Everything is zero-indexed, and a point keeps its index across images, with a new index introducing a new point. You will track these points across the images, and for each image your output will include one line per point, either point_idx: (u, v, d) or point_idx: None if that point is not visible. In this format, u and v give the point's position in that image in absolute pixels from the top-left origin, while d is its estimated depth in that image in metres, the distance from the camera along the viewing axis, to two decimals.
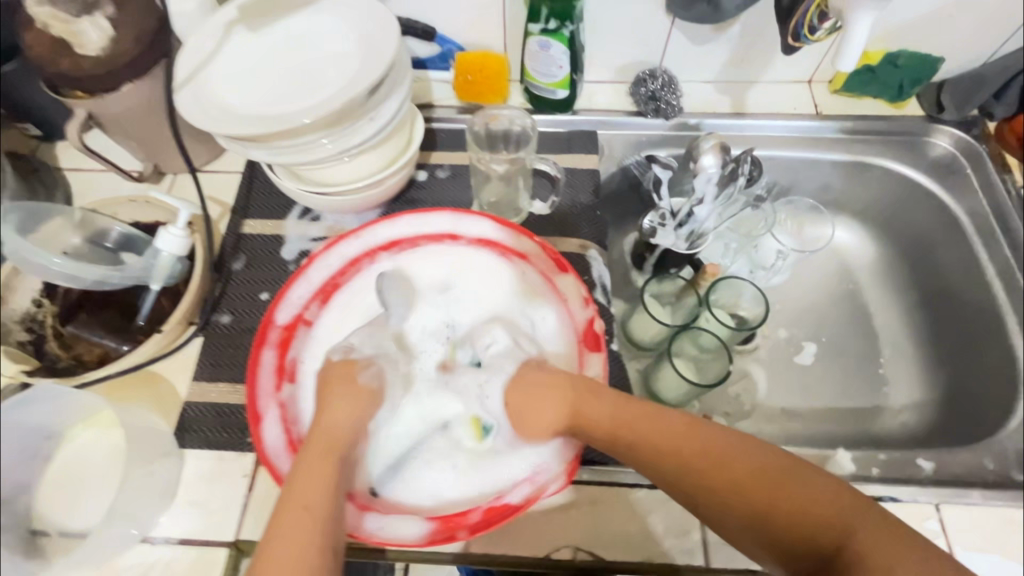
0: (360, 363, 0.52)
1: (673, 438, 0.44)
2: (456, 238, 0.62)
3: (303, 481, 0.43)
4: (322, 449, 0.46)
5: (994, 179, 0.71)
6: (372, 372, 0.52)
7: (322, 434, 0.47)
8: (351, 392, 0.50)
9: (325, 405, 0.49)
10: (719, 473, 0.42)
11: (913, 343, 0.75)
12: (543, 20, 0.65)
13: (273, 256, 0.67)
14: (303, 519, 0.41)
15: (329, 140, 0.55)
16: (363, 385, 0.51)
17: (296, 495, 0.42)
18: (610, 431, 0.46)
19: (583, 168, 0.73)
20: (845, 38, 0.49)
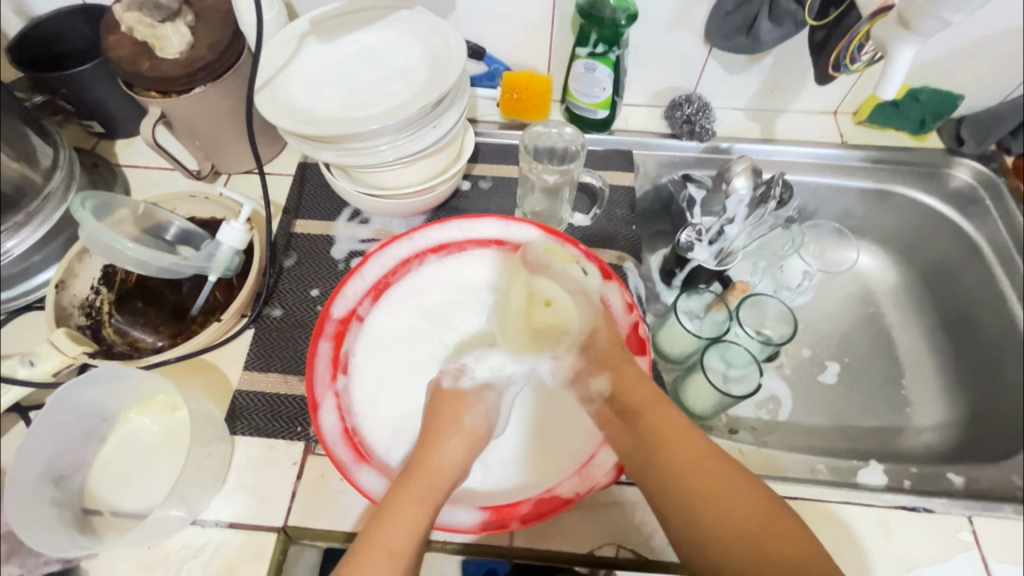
0: (470, 402, 0.55)
1: (687, 441, 0.49)
2: (502, 244, 0.65)
3: (395, 512, 0.46)
4: (424, 489, 0.48)
5: (1013, 211, 0.74)
6: (478, 414, 0.55)
7: (428, 472, 0.49)
8: (461, 435, 0.53)
9: (435, 446, 0.51)
10: (702, 487, 0.46)
11: (935, 365, 0.77)
12: (591, 45, 0.70)
13: (323, 254, 0.70)
14: (394, 546, 0.44)
15: (389, 146, 0.58)
16: (469, 430, 0.53)
17: (391, 521, 0.45)
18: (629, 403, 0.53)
19: (621, 185, 0.76)
20: (888, 67, 0.53)
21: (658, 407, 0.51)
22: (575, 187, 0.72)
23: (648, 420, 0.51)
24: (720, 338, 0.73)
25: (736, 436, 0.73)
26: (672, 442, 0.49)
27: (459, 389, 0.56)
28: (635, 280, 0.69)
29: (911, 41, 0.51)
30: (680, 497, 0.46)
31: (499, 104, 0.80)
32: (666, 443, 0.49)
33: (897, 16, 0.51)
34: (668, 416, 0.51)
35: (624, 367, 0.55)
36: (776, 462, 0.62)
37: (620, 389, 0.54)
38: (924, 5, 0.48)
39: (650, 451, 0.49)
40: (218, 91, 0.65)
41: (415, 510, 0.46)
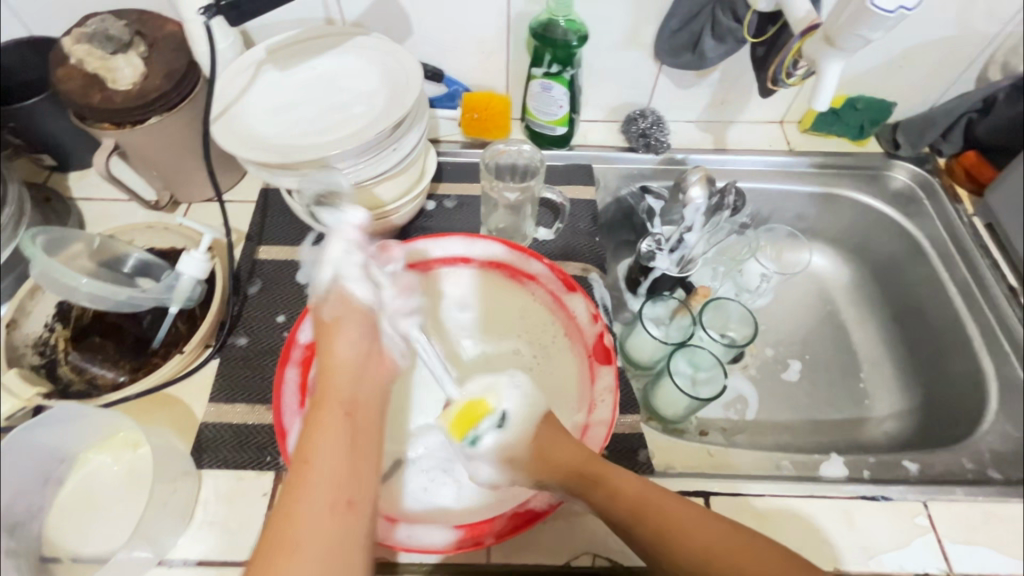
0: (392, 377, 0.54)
1: (690, 527, 0.46)
2: (468, 261, 0.66)
3: (318, 435, 0.44)
4: (337, 393, 0.48)
5: (949, 209, 0.79)
6: (334, 308, 0.53)
7: (333, 374, 0.50)
8: (345, 328, 0.52)
9: (324, 348, 0.51)
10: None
11: (889, 356, 0.80)
12: (546, 65, 0.73)
13: (289, 279, 0.69)
14: (327, 465, 0.43)
15: (353, 169, 0.58)
16: (332, 319, 0.53)
17: (315, 451, 0.43)
18: (617, 507, 0.48)
19: (583, 198, 0.78)
20: (820, 81, 0.56)
21: (662, 504, 0.47)
22: (537, 204, 0.74)
23: (662, 527, 0.46)
24: (687, 342, 0.75)
25: (706, 438, 0.75)
26: (693, 539, 0.45)
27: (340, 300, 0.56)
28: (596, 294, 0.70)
29: (838, 57, 0.54)
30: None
31: (460, 124, 0.81)
32: (680, 544, 0.45)
33: (824, 35, 0.55)
34: (680, 509, 0.47)
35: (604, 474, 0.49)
36: (744, 460, 0.64)
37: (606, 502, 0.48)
38: (846, 24, 0.52)
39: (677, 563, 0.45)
40: (173, 120, 0.64)
41: (333, 439, 0.44)
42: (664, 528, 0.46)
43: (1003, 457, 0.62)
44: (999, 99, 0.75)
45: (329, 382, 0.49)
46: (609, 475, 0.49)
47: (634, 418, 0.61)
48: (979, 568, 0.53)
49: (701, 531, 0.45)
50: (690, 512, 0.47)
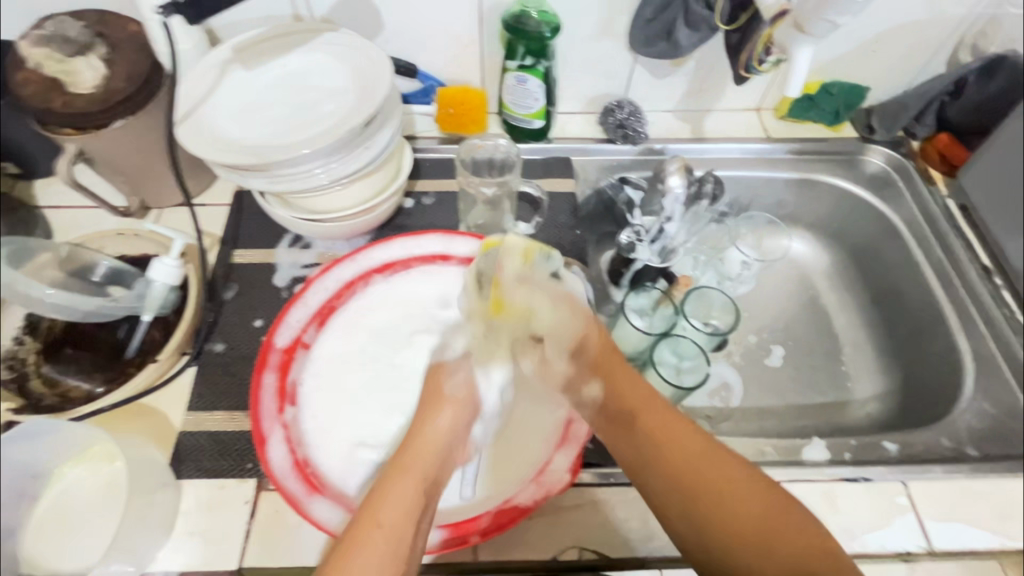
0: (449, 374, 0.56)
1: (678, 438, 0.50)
2: (447, 259, 0.67)
3: (388, 499, 0.46)
4: (418, 467, 0.49)
5: (923, 191, 0.79)
6: (458, 383, 0.55)
7: (420, 444, 0.51)
8: (448, 405, 0.53)
9: (427, 418, 0.53)
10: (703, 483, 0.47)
11: (869, 338, 0.81)
12: (520, 58, 0.72)
13: (265, 283, 0.68)
14: (393, 541, 0.43)
15: (326, 168, 0.58)
16: (451, 396, 0.54)
17: (382, 516, 0.45)
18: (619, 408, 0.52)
19: (563, 192, 0.79)
20: (791, 67, 0.57)
21: (652, 405, 0.52)
22: (515, 199, 0.74)
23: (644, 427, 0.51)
24: (670, 331, 0.76)
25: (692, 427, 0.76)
26: (668, 444, 0.49)
27: (444, 362, 0.58)
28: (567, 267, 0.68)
29: (807, 43, 0.55)
30: (679, 497, 0.47)
31: (436, 120, 0.80)
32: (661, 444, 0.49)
33: (792, 21, 0.55)
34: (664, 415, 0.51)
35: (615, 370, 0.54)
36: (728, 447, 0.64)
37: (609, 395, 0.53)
38: (814, 10, 0.52)
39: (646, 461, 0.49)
40: (139, 123, 0.62)
41: (403, 504, 0.46)
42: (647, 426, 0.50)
43: (979, 434, 0.62)
44: (970, 81, 0.76)
45: (416, 449, 0.50)
46: (620, 373, 0.54)
47: None
48: (958, 545, 0.53)
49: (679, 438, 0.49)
50: (673, 420, 0.51)
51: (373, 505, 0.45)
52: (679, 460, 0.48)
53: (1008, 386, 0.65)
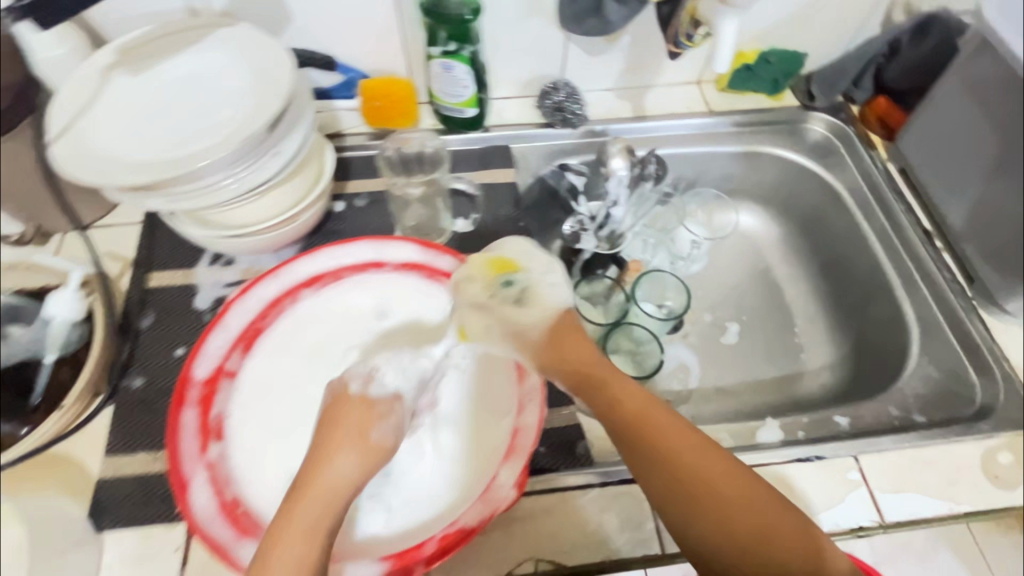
0: (381, 412, 0.50)
1: (699, 458, 0.45)
2: (380, 266, 0.62)
3: (273, 563, 0.41)
4: (305, 529, 0.42)
5: (863, 156, 0.79)
6: (387, 427, 0.50)
7: (313, 495, 0.44)
8: (360, 449, 0.47)
9: (325, 458, 0.46)
10: (706, 486, 0.44)
11: (821, 308, 0.80)
12: (442, 43, 0.66)
13: (184, 307, 0.63)
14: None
15: (228, 182, 0.53)
16: (376, 444, 0.48)
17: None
18: (629, 426, 0.47)
19: (502, 182, 0.75)
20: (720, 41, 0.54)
21: (659, 411, 0.48)
22: (450, 196, 0.73)
23: (649, 433, 0.47)
24: (621, 320, 0.75)
25: None
26: (688, 465, 0.45)
27: (367, 395, 0.51)
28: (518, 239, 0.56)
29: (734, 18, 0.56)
30: (704, 522, 0.44)
31: (362, 114, 0.75)
32: (680, 463, 0.45)
33: None
34: (671, 419, 0.47)
35: (617, 384, 0.50)
36: None
37: (605, 402, 0.49)
38: None
39: (646, 466, 0.46)
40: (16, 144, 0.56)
41: (291, 569, 0.40)
42: (651, 432, 0.47)
43: (927, 400, 0.62)
44: (903, 42, 0.75)
45: (309, 494, 0.44)
46: (615, 389, 0.49)
47: (569, 408, 0.59)
48: (909, 516, 0.54)
49: (683, 441, 0.46)
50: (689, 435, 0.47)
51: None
52: (707, 484, 0.45)
53: (952, 350, 0.64)
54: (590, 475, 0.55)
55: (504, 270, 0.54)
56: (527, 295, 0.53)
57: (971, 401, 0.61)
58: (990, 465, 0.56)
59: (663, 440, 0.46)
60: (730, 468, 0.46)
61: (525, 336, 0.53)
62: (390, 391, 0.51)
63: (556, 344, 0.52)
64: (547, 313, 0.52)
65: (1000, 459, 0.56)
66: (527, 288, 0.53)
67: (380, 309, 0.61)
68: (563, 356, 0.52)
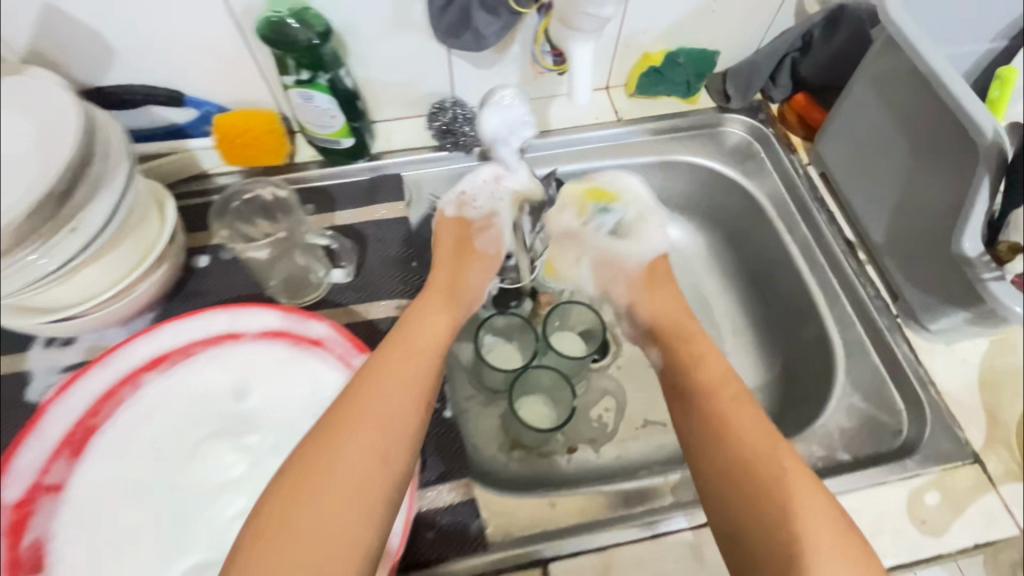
0: (477, 230, 0.68)
1: (757, 434, 0.49)
2: (237, 337, 0.54)
3: (392, 361, 0.51)
4: (431, 324, 0.56)
5: (784, 161, 0.73)
6: (486, 239, 0.68)
7: (435, 292, 0.60)
8: (470, 260, 0.66)
9: (442, 271, 0.63)
10: (749, 465, 0.47)
11: (751, 324, 0.74)
12: (294, 72, 0.58)
13: (13, 400, 0.54)
14: (376, 422, 0.47)
15: (36, 259, 0.45)
16: (480, 250, 0.67)
17: (371, 411, 0.48)
18: (700, 382, 0.55)
19: (391, 219, 0.67)
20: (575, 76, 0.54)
21: (730, 387, 0.53)
22: (306, 250, 0.63)
23: (714, 402, 0.52)
24: (531, 364, 0.69)
25: (576, 456, 0.69)
26: (737, 429, 0.50)
27: (465, 215, 0.68)
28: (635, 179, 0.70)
29: (587, 41, 0.52)
30: (738, 484, 0.47)
31: (221, 152, 0.66)
32: (724, 427, 0.50)
33: (559, 18, 0.52)
34: (740, 398, 0.52)
35: (702, 350, 0.58)
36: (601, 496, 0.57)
37: (682, 358, 0.58)
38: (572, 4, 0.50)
39: (703, 427, 0.51)
40: None
41: (409, 359, 0.52)
42: (717, 401, 0.52)
43: (853, 434, 0.57)
44: (815, 36, 0.69)
45: (435, 287, 0.61)
46: (703, 349, 0.58)
47: (463, 481, 0.54)
48: None
49: (741, 416, 0.51)
50: (750, 414, 0.51)
51: (371, 387, 0.49)
52: (746, 456, 0.48)
53: (879, 375, 0.60)
54: (488, 559, 0.50)
55: (600, 198, 0.69)
56: (621, 226, 0.70)
57: (898, 432, 0.56)
58: (917, 508, 0.51)
59: (718, 412, 0.52)
60: (785, 458, 0.48)
61: (618, 265, 0.70)
62: (485, 210, 0.68)
63: (651, 277, 0.68)
64: (647, 253, 0.69)
65: (928, 500, 0.52)
66: (620, 221, 0.70)
67: (239, 388, 0.53)
68: (661, 298, 0.65)
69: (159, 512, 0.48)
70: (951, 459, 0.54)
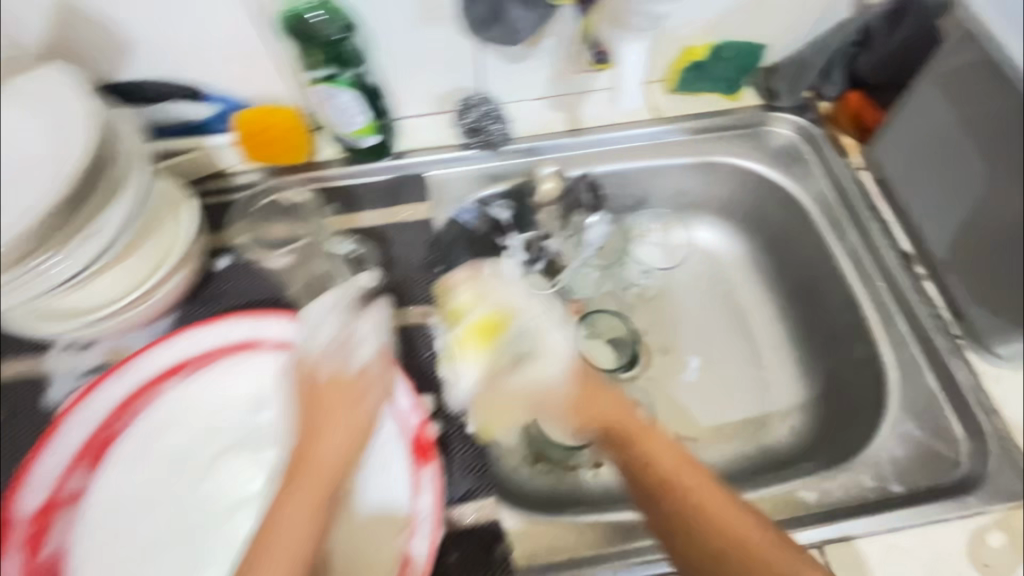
0: (352, 349, 0.49)
1: (734, 521, 0.43)
2: (257, 346, 0.52)
3: (310, 454, 0.45)
4: (356, 411, 0.47)
5: (836, 164, 0.68)
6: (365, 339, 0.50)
7: (348, 390, 0.47)
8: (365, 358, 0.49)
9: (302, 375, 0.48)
10: (744, 558, 0.42)
11: (791, 338, 0.70)
12: (316, 68, 0.55)
13: (36, 405, 0.53)
14: (305, 520, 0.42)
15: (46, 269, 0.44)
16: (363, 375, 0.49)
17: (293, 506, 0.42)
18: (653, 476, 0.46)
19: (415, 221, 0.65)
20: None
21: (688, 469, 0.46)
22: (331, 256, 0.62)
23: (684, 497, 0.44)
24: None
25: (602, 472, 0.66)
26: (717, 524, 0.43)
27: (344, 339, 0.49)
28: (652, 213, 0.75)
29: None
30: None
31: (243, 149, 0.64)
32: (706, 525, 0.43)
33: None
34: (698, 479, 0.45)
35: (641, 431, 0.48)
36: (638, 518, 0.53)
37: (636, 457, 0.47)
38: None
39: (682, 528, 0.44)
40: None
41: (319, 460, 0.45)
42: (684, 495, 0.44)
43: (906, 464, 0.53)
44: (876, 28, 0.64)
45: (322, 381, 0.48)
46: (651, 445, 0.47)
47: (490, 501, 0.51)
48: None
49: (710, 502, 0.44)
50: (712, 495, 0.44)
51: (298, 482, 0.43)
52: (737, 550, 0.42)
53: (938, 402, 0.55)
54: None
55: (489, 328, 0.49)
56: (525, 351, 0.50)
57: (957, 464, 0.52)
58: (977, 550, 0.48)
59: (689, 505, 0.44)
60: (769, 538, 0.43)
61: (540, 391, 0.50)
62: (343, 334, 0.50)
63: (580, 402, 0.50)
64: (557, 370, 0.50)
65: (988, 542, 0.48)
66: (518, 350, 0.50)
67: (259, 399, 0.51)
68: (592, 407, 0.49)
69: (178, 525, 0.47)
70: (1017, 498, 0.50)
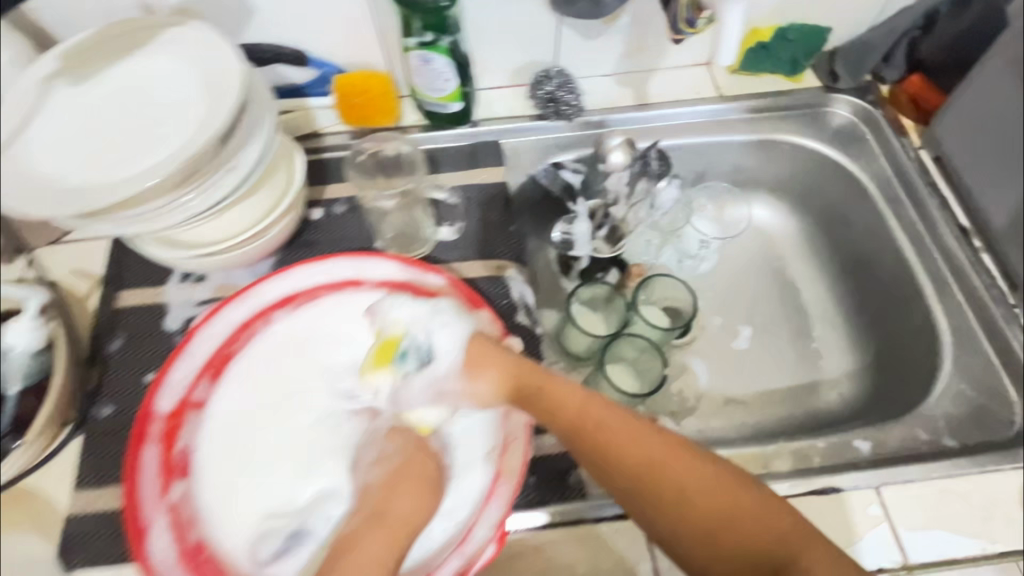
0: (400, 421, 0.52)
1: (656, 453, 0.45)
2: (359, 284, 0.58)
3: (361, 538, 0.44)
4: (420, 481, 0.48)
5: (894, 144, 0.70)
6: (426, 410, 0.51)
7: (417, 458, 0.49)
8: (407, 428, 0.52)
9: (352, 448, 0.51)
10: (675, 488, 0.44)
11: (842, 311, 0.73)
12: (418, 34, 0.60)
13: (157, 329, 0.59)
14: None
15: (189, 199, 0.50)
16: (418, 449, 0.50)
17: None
18: (569, 422, 0.48)
19: (489, 184, 0.69)
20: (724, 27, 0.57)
21: (603, 411, 0.47)
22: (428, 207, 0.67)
23: (601, 438, 0.46)
24: (621, 331, 0.70)
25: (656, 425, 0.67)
26: (641, 460, 0.45)
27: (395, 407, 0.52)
28: (713, 188, 0.77)
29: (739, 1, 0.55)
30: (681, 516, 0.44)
31: (338, 110, 0.70)
32: (629, 465, 0.45)
33: None
34: (617, 418, 0.47)
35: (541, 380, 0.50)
36: None
37: (547, 409, 0.49)
38: None
39: (613, 469, 0.46)
40: None
41: (379, 530, 0.45)
42: (602, 438, 0.46)
43: (958, 420, 0.56)
44: (940, 13, 0.67)
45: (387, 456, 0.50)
46: (551, 390, 0.49)
47: None
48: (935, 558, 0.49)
49: (626, 437, 0.46)
50: (632, 430, 0.46)
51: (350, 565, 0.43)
52: (665, 480, 0.44)
53: (991, 367, 0.58)
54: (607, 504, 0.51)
55: (389, 348, 0.51)
56: (428, 352, 0.50)
57: (1010, 423, 0.55)
58: None
59: (609, 445, 0.46)
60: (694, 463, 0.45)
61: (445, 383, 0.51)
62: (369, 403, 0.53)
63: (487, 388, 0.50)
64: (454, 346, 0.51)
65: None
66: (422, 352, 0.50)
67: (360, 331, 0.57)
68: (493, 375, 0.50)
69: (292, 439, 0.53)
70: None
